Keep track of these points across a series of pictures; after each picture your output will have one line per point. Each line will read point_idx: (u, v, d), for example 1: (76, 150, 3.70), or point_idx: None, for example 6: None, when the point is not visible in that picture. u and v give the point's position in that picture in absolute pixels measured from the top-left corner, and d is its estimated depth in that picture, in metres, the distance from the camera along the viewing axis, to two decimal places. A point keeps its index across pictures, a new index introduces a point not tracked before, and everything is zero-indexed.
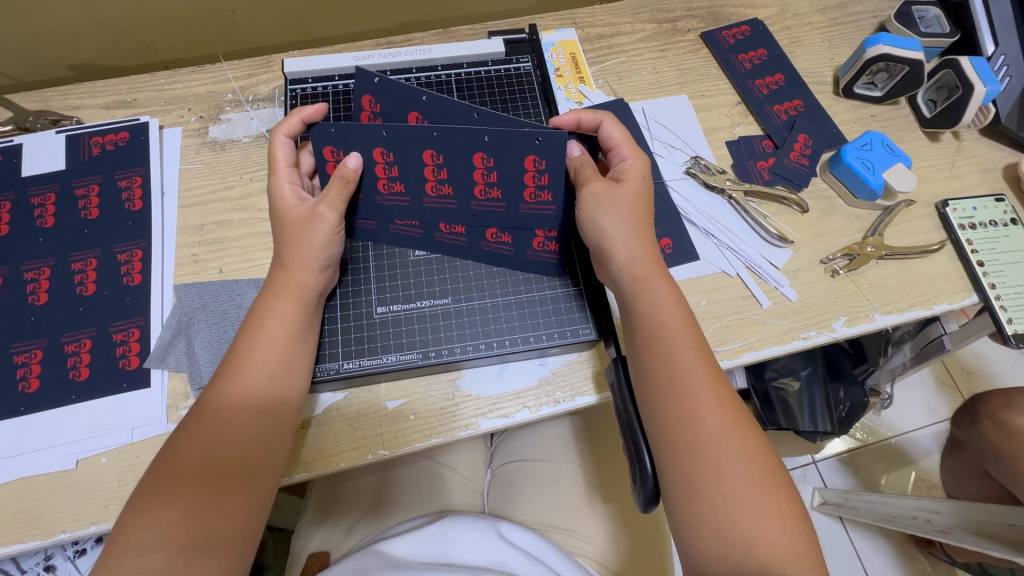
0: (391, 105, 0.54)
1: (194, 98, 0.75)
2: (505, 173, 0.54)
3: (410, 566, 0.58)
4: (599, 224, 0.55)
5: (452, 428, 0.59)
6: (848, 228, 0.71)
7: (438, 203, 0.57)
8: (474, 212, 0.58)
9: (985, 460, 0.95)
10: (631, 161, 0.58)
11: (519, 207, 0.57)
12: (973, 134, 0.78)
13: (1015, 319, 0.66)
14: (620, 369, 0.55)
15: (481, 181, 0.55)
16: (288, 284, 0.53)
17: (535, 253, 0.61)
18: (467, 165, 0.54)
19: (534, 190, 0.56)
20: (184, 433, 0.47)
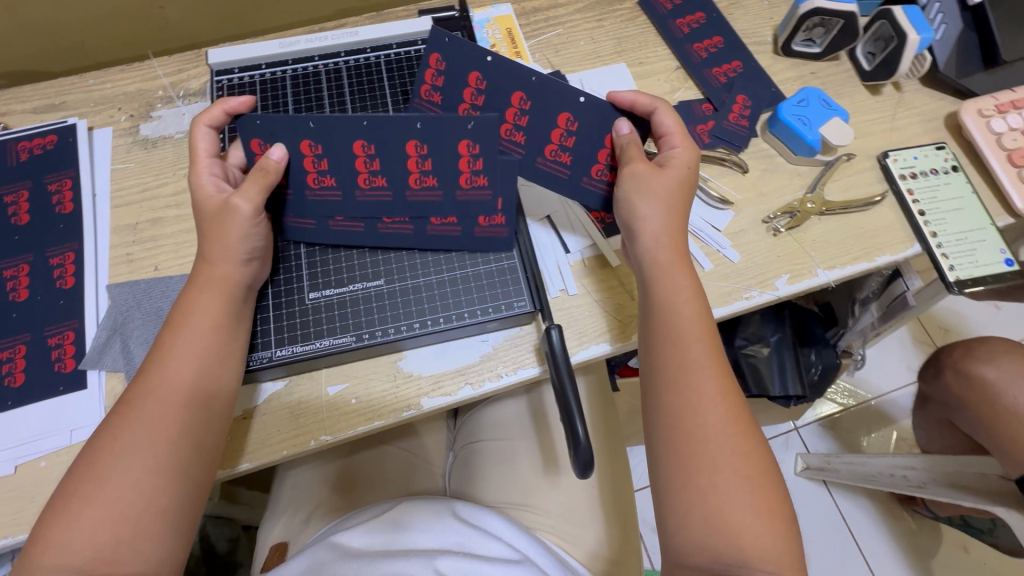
0: (452, 73, 0.58)
1: (125, 96, 0.74)
2: (439, 159, 0.54)
3: (364, 555, 0.58)
4: (635, 206, 0.55)
5: (395, 409, 0.58)
6: (790, 186, 0.71)
7: (372, 197, 0.57)
8: (411, 204, 0.57)
9: (950, 411, 0.96)
10: (683, 152, 0.56)
11: (457, 194, 0.56)
12: (913, 84, 0.77)
13: (957, 266, 0.66)
14: (554, 331, 0.55)
15: (415, 169, 0.55)
16: (211, 276, 0.53)
17: (483, 230, 0.59)
18: (399, 151, 0.54)
19: (470, 176, 0.55)
20: (107, 431, 0.47)
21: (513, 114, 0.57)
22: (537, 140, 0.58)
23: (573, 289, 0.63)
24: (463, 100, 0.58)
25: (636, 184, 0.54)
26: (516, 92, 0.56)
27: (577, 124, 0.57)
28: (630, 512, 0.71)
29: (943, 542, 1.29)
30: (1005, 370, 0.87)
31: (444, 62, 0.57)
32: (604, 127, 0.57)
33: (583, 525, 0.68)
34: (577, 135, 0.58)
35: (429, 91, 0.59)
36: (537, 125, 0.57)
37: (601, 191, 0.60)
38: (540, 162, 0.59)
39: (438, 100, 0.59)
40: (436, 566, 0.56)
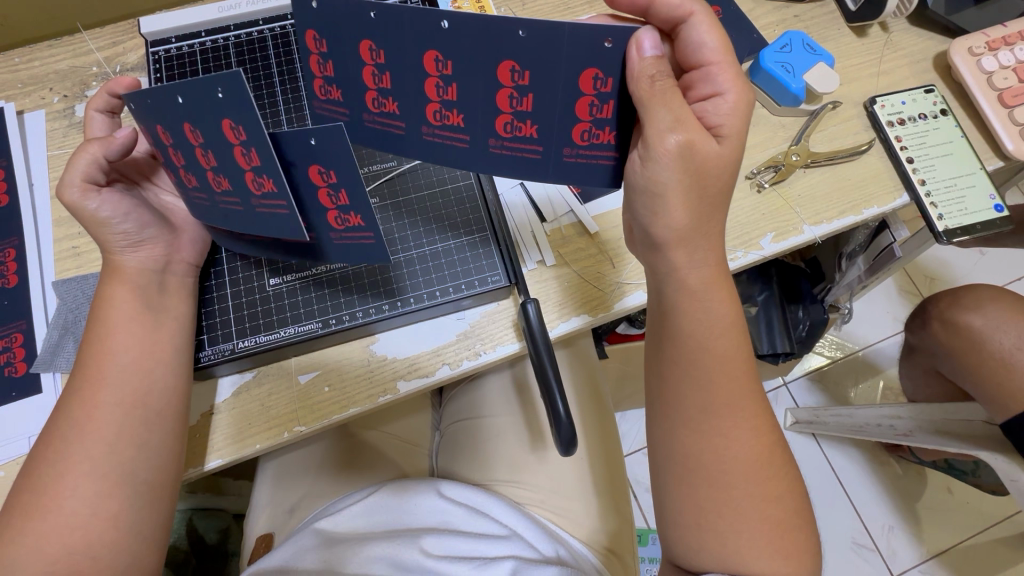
0: (347, 78, 0.46)
1: (56, 75, 0.68)
2: (263, 151, 0.40)
3: (349, 542, 0.57)
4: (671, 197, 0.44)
5: (371, 395, 0.56)
6: (774, 139, 0.68)
7: (228, 204, 0.46)
8: (263, 215, 0.45)
9: (937, 360, 0.96)
10: (725, 96, 0.46)
11: (311, 191, 0.43)
12: (901, 24, 0.73)
13: (946, 214, 0.64)
14: (529, 304, 0.52)
15: (247, 166, 0.42)
16: (116, 267, 0.49)
17: (339, 235, 0.46)
18: (220, 137, 0.41)
19: (330, 193, 0.43)
20: (49, 441, 0.44)
21: (433, 104, 0.45)
22: (477, 111, 0.45)
23: (550, 260, 0.60)
24: (368, 89, 0.46)
25: (656, 142, 0.43)
26: (428, 52, 0.43)
27: (528, 72, 0.42)
28: (620, 482, 0.70)
29: (927, 485, 1.32)
30: (991, 318, 0.86)
31: (323, 37, 0.43)
32: (580, 57, 0.42)
33: (574, 498, 0.67)
34: (532, 88, 0.43)
35: (326, 85, 0.47)
36: (470, 90, 0.44)
37: (609, 159, 0.48)
38: (497, 144, 0.47)
39: (338, 98, 0.47)
40: (420, 546, 0.55)
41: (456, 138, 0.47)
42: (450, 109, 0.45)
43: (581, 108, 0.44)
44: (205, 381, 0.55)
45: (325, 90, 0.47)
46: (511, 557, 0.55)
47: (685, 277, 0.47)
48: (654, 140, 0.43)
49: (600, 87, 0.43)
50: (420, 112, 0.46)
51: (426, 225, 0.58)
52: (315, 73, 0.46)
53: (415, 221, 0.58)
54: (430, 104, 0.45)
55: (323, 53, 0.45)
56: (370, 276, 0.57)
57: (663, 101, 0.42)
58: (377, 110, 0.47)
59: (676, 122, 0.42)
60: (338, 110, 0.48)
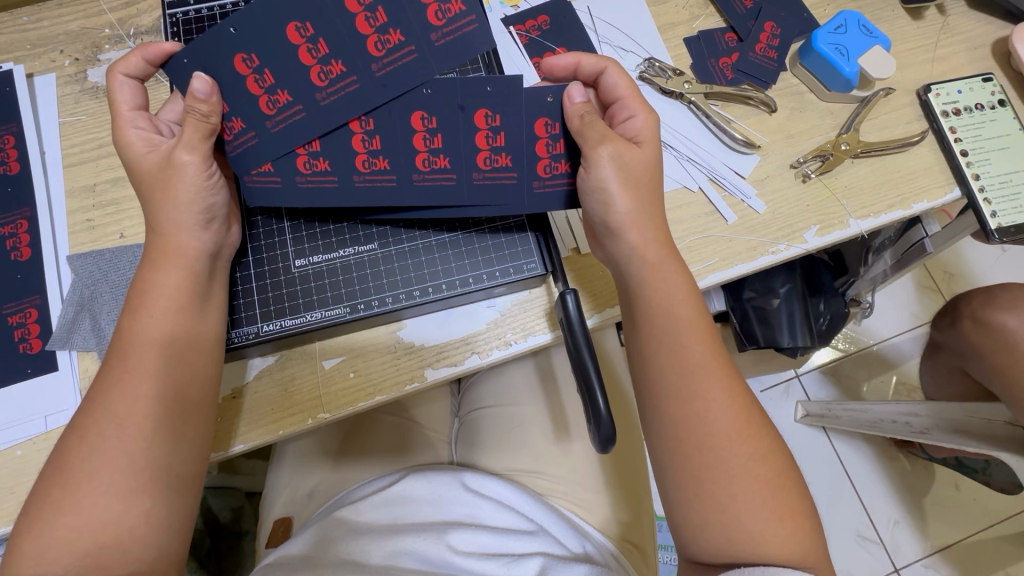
0: (320, 117, 0.48)
1: (66, 36, 0.64)
2: (450, 137, 0.49)
3: (372, 532, 0.56)
4: (610, 196, 0.47)
5: (398, 383, 0.54)
6: (821, 126, 0.64)
7: (372, 183, 0.50)
8: (419, 191, 0.51)
9: (964, 360, 0.94)
10: (638, 117, 0.50)
11: (473, 178, 0.50)
12: (959, 6, 0.69)
13: (1000, 212, 0.61)
14: (568, 296, 0.49)
15: (423, 149, 0.50)
16: (164, 248, 0.45)
17: (422, 177, 0.50)
18: (469, 123, 0.49)
19: (488, 155, 0.50)
20: (75, 428, 0.42)
21: (485, 135, 0.49)
22: (462, 155, 0.50)
23: (585, 247, 0.58)
24: (365, 39, 0.47)
25: (591, 153, 0.47)
26: (415, 112, 0.49)
27: (499, 116, 0.49)
28: (642, 475, 0.69)
29: (936, 481, 1.32)
30: None
31: (263, 63, 0.47)
32: (532, 109, 0.49)
33: (597, 490, 0.66)
34: (504, 127, 0.49)
35: (323, 69, 0.48)
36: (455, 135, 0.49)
37: (564, 189, 0.51)
38: (480, 177, 0.50)
39: (327, 168, 0.50)
40: (447, 542, 0.54)
41: (468, 25, 0.48)
42: (496, 134, 0.49)
43: (539, 147, 0.50)
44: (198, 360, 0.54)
45: (303, 133, 0.49)
46: (539, 554, 0.54)
47: (646, 254, 0.48)
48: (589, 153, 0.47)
49: (550, 130, 0.50)
50: (471, 154, 0.50)
51: None
52: (262, 112, 0.48)
53: None
54: (418, 154, 0.50)
55: (321, 55, 0.47)
56: (380, 288, 0.53)
57: (592, 126, 0.47)
58: (428, 168, 0.50)
59: (603, 135, 0.47)
60: (293, 113, 0.48)
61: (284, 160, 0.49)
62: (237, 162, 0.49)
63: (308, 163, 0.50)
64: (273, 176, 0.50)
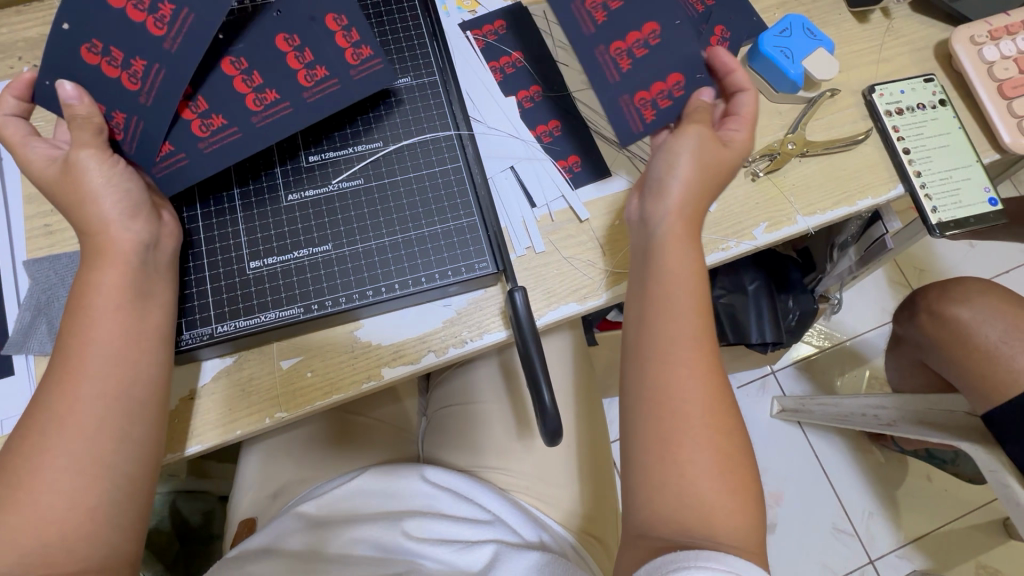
0: (179, 65, 0.46)
1: (25, 43, 0.64)
2: (317, 47, 0.51)
3: (333, 525, 0.57)
4: (672, 160, 0.52)
5: (355, 382, 0.55)
6: (770, 126, 0.66)
7: (272, 117, 0.52)
8: (314, 108, 0.52)
9: (923, 352, 0.96)
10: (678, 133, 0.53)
11: (351, 77, 0.53)
12: (903, 10, 0.72)
13: (940, 207, 0.64)
14: (517, 292, 0.51)
15: (299, 66, 0.51)
16: (99, 247, 0.46)
17: (312, 94, 0.52)
18: (324, 32, 0.51)
19: (352, 50, 0.52)
20: (21, 430, 0.43)
21: (341, 35, 0.51)
22: (618, 26, 0.56)
23: (540, 246, 0.59)
24: None
25: (685, 130, 0.53)
26: (326, 17, 0.50)
27: (660, 38, 0.55)
28: (604, 469, 0.70)
29: (906, 473, 1.34)
30: (979, 310, 0.87)
31: (106, 41, 0.45)
32: (683, 64, 0.56)
33: (559, 484, 0.67)
34: (653, 48, 0.56)
35: (158, 16, 0.45)
36: (320, 41, 0.51)
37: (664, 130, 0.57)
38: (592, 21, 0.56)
39: (223, 122, 0.51)
40: (403, 529, 0.55)
41: None
42: (646, 47, 0.56)
43: (656, 87, 0.56)
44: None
45: (175, 92, 0.47)
46: (493, 541, 0.55)
47: (674, 226, 0.51)
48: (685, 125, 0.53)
49: (674, 90, 0.56)
50: (336, 55, 0.51)
51: (412, 208, 0.56)
52: (129, 91, 0.47)
53: (400, 205, 0.56)
54: (342, 52, 0.52)
55: (149, 5, 0.45)
56: (334, 288, 0.54)
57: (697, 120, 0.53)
58: (311, 83, 0.52)
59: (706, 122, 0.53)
60: (155, 74, 0.46)
61: (182, 133, 0.50)
62: (139, 158, 0.49)
63: (202, 124, 0.50)
64: (181, 153, 0.50)
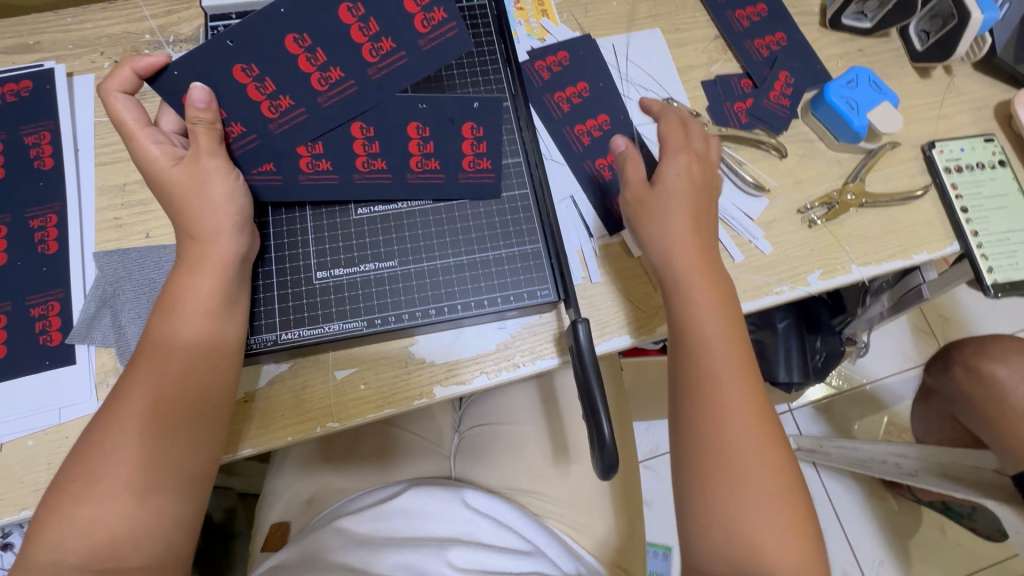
0: (322, 117, 0.50)
1: (107, 39, 0.66)
2: (443, 146, 0.54)
3: (375, 543, 0.57)
4: (660, 220, 0.54)
5: (407, 398, 0.55)
6: (829, 174, 0.67)
7: (370, 179, 0.54)
8: (411, 187, 0.56)
9: (954, 406, 0.96)
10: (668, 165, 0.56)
11: (457, 177, 0.56)
12: (966, 68, 0.72)
13: (996, 267, 0.64)
14: (580, 325, 0.51)
15: (416, 152, 0.54)
16: (200, 257, 0.47)
17: (415, 175, 0.55)
18: (456, 134, 0.54)
19: (473, 158, 0.56)
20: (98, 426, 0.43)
21: (470, 143, 0.55)
22: (583, 113, 0.66)
23: (596, 276, 0.60)
24: (356, 44, 0.48)
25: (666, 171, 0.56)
26: (466, 123, 0.54)
27: (609, 125, 0.66)
28: (635, 501, 0.70)
29: (922, 524, 1.32)
30: (1016, 370, 0.87)
31: (264, 72, 0.47)
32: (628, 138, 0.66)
33: (592, 514, 0.67)
34: (611, 129, 0.66)
35: (323, 75, 0.48)
36: (447, 144, 0.54)
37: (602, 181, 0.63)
38: (552, 100, 0.66)
39: (328, 167, 0.53)
40: (448, 558, 0.55)
41: (450, 31, 0.49)
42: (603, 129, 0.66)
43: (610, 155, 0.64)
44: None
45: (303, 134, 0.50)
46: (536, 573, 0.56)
47: (671, 265, 0.53)
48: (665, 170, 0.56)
49: None
50: (457, 158, 0.55)
51: (478, 231, 0.57)
52: (264, 117, 0.49)
53: (467, 227, 0.57)
54: (465, 157, 0.55)
55: (321, 61, 0.48)
56: (398, 305, 0.55)
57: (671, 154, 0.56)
58: (420, 169, 0.55)
59: (686, 158, 0.56)
60: (295, 116, 0.49)
61: (285, 160, 0.52)
62: (243, 159, 0.51)
63: (311, 165, 0.52)
64: (276, 173, 0.52)
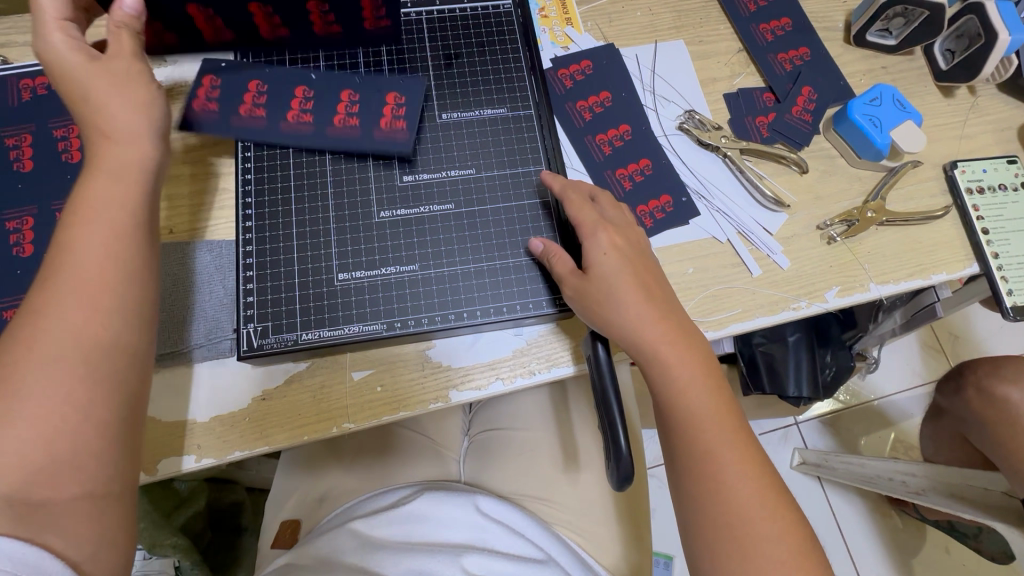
0: (277, 78, 0.58)
1: None
2: (365, 105, 0.59)
3: (387, 546, 0.58)
4: (610, 306, 0.51)
5: (422, 401, 0.56)
6: (849, 191, 0.67)
7: (293, 128, 0.57)
8: (330, 141, 0.58)
9: (965, 426, 0.95)
10: (589, 247, 0.53)
11: (374, 136, 0.58)
12: (990, 89, 0.72)
13: (1016, 290, 0.63)
14: (599, 345, 0.53)
15: (342, 111, 0.58)
16: None
17: (336, 129, 0.58)
18: (378, 98, 0.59)
19: (391, 121, 0.58)
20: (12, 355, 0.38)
21: (391, 109, 0.59)
22: (604, 123, 0.66)
23: None
24: (312, 15, 0.57)
25: (592, 242, 0.54)
26: (389, 93, 0.59)
27: (630, 135, 0.66)
28: (643, 511, 0.70)
29: (928, 543, 1.32)
30: None
31: (254, 27, 0.56)
32: (648, 149, 0.66)
33: (600, 523, 0.67)
34: (632, 139, 0.66)
35: (268, 16, 0.56)
36: (370, 104, 0.59)
37: (622, 191, 0.64)
38: (575, 108, 0.67)
39: (262, 112, 0.57)
40: (462, 565, 0.55)
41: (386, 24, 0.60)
42: (623, 139, 0.66)
43: (631, 165, 0.65)
44: (184, 363, 0.55)
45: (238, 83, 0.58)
46: None
47: (643, 333, 0.51)
48: (589, 246, 0.53)
49: (643, 169, 0.65)
50: (376, 117, 0.58)
51: (499, 237, 0.57)
52: (238, 73, 0.58)
53: (488, 234, 0.57)
54: (384, 118, 0.58)
55: (272, 14, 0.56)
56: (418, 309, 0.55)
57: (595, 229, 0.54)
58: (341, 124, 0.58)
59: (598, 224, 0.54)
60: (260, 88, 0.58)
61: (230, 103, 0.57)
62: (194, 97, 0.57)
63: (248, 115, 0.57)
64: (215, 111, 0.57)
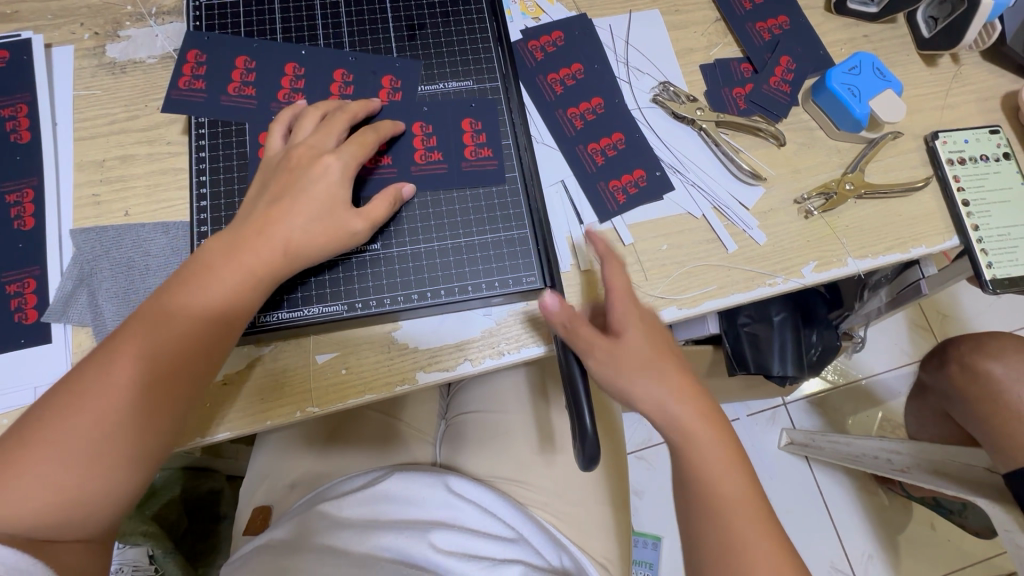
0: (268, 56, 0.59)
1: (87, 9, 0.64)
2: (444, 138, 0.58)
3: (355, 528, 0.56)
4: (637, 379, 0.47)
5: (388, 384, 0.54)
6: (827, 164, 0.65)
7: (380, 175, 0.55)
8: (416, 178, 0.56)
9: (948, 403, 0.95)
10: (618, 306, 0.49)
11: (460, 165, 0.57)
12: (973, 57, 0.70)
13: (995, 263, 0.62)
14: (573, 359, 0.50)
15: (421, 147, 0.57)
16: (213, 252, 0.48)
17: (418, 168, 0.56)
18: (456, 129, 0.58)
19: (473, 148, 0.58)
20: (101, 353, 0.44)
21: (470, 135, 0.58)
22: (576, 96, 0.64)
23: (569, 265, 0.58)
24: (466, 146, 0.58)
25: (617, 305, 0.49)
26: (465, 120, 0.58)
27: (603, 108, 0.64)
28: (621, 492, 0.70)
29: (912, 520, 1.32)
30: (1013, 368, 0.86)
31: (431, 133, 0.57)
32: (621, 122, 0.64)
33: (577, 504, 0.66)
34: (604, 112, 0.64)
35: (427, 154, 0.57)
36: (446, 134, 0.58)
37: (593, 167, 0.62)
38: (544, 81, 0.64)
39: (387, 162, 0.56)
40: (430, 540, 0.55)
41: (488, 165, 0.57)
42: (595, 112, 0.64)
43: (604, 140, 0.63)
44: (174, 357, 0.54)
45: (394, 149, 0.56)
46: (520, 562, 0.55)
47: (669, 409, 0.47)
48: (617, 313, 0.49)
49: (615, 143, 0.63)
50: (457, 147, 0.57)
51: (465, 215, 0.56)
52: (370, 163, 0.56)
53: (452, 210, 0.56)
54: (466, 147, 0.58)
55: (430, 146, 0.57)
56: (378, 290, 0.53)
57: (620, 291, 0.50)
58: (424, 162, 0.56)
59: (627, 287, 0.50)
60: (388, 172, 0.56)
61: (216, 81, 0.58)
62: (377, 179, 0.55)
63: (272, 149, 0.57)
64: (200, 94, 0.58)
